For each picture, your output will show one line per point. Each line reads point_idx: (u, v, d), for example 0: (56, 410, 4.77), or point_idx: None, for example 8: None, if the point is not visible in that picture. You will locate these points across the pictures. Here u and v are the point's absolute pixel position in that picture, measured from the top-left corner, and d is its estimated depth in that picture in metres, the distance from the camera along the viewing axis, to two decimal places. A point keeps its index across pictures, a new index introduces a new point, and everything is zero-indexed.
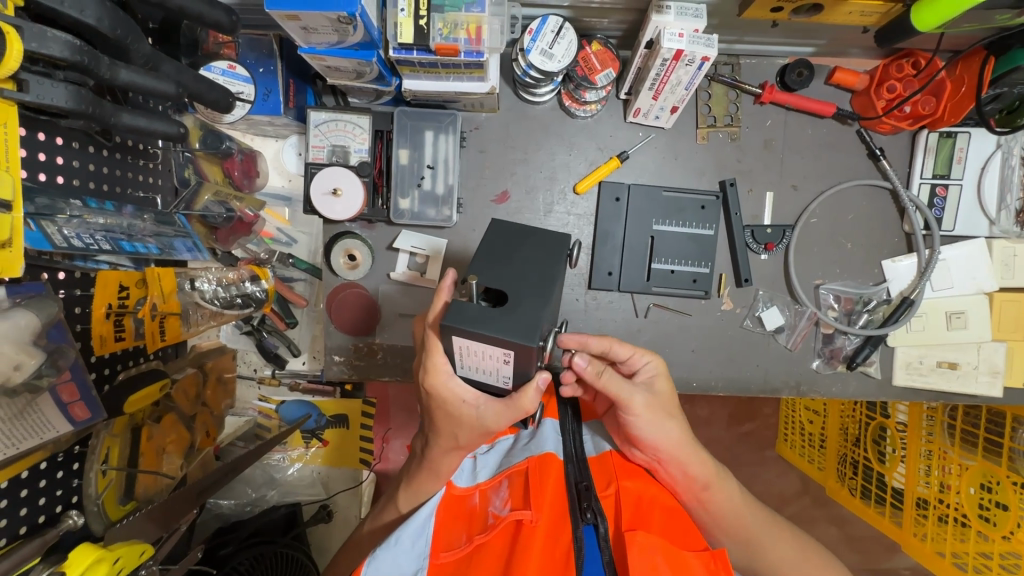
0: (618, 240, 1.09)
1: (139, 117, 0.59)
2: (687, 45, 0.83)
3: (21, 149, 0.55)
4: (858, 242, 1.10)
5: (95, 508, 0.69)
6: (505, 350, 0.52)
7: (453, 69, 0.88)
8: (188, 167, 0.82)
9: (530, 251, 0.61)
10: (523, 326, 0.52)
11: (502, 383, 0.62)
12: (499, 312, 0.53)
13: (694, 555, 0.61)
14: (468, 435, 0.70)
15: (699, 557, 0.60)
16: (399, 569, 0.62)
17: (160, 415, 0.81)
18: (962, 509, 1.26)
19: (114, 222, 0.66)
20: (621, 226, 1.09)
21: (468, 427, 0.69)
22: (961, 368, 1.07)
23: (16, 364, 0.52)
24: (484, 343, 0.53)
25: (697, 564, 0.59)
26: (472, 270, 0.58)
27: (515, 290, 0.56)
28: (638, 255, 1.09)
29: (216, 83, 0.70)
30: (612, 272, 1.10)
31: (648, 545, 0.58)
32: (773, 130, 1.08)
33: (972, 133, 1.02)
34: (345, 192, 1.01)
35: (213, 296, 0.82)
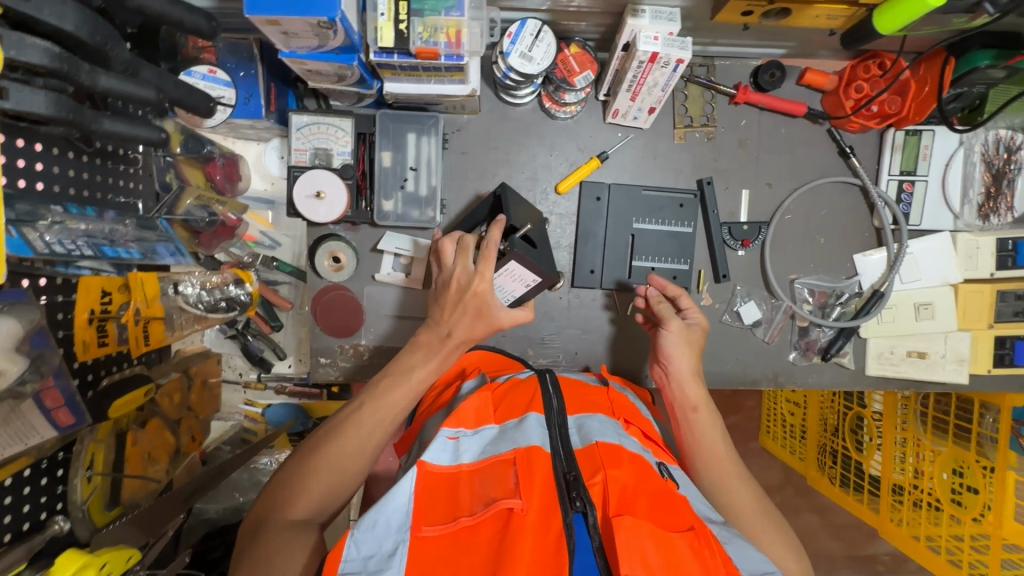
0: (600, 238, 1.11)
1: (120, 123, 0.59)
2: (662, 48, 0.86)
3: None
4: (829, 237, 1.13)
5: (80, 514, 0.70)
6: (537, 277, 0.95)
7: (433, 73, 0.89)
8: (168, 172, 0.82)
9: (523, 210, 1.03)
10: (547, 264, 1.00)
11: (507, 298, 0.99)
12: (535, 252, 0.97)
13: (679, 535, 0.64)
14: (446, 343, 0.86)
15: (683, 535, 0.64)
16: (380, 543, 0.66)
17: (145, 420, 0.80)
18: (936, 494, 1.35)
19: (94, 228, 0.65)
20: (602, 226, 1.11)
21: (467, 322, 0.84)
22: (930, 357, 1.11)
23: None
24: (527, 271, 0.93)
25: (681, 543, 0.63)
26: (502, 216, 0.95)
27: (534, 240, 0.99)
28: (620, 253, 1.11)
29: (194, 88, 0.70)
30: (594, 271, 1.12)
31: (636, 526, 0.63)
32: (748, 130, 1.11)
33: (936, 131, 1.06)
34: (329, 195, 1.01)
35: (197, 299, 0.82)
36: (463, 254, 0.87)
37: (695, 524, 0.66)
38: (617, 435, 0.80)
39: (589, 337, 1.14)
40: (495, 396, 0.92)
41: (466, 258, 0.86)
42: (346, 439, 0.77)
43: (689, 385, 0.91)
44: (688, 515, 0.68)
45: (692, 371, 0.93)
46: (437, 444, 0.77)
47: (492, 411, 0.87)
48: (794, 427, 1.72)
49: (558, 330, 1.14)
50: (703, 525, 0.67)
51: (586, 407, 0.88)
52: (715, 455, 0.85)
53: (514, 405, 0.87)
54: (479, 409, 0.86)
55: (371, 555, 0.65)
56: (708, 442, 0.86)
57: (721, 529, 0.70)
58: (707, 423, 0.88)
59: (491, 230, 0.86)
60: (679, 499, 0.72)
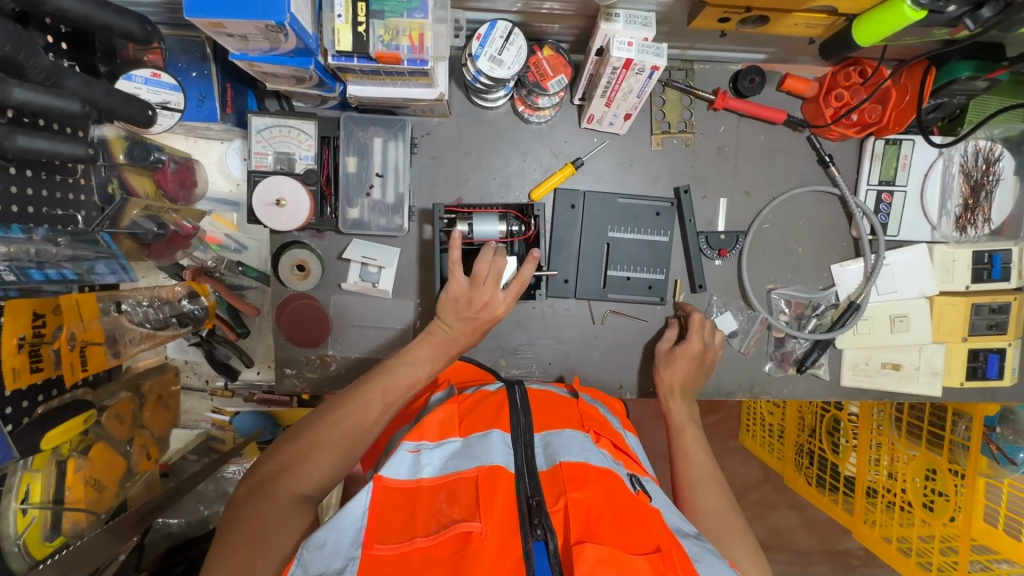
0: (574, 247, 1.08)
1: (37, 139, 0.55)
2: (636, 54, 0.83)
3: None
4: (807, 247, 1.12)
5: (14, 549, 0.66)
6: None
7: (397, 77, 0.85)
8: (111, 181, 0.76)
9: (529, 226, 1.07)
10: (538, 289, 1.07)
11: None
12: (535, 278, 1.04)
13: (642, 557, 0.62)
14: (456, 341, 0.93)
15: (647, 559, 0.62)
16: (329, 562, 0.62)
17: (89, 446, 0.77)
18: (908, 496, 1.37)
19: (19, 250, 0.62)
20: (577, 234, 1.08)
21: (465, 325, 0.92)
22: (904, 369, 1.10)
23: None
24: None
25: (645, 566, 0.61)
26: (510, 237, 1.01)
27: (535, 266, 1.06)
28: (594, 262, 1.08)
29: (131, 96, 0.65)
30: (568, 280, 1.09)
31: (597, 554, 0.61)
32: (726, 136, 1.08)
33: (915, 141, 1.05)
34: (290, 202, 0.96)
35: (144, 318, 0.83)
36: (493, 279, 0.92)
37: (661, 545, 0.64)
38: (582, 450, 0.78)
39: (563, 347, 1.12)
40: (461, 408, 0.89)
41: (496, 285, 0.92)
42: (359, 415, 0.78)
43: (677, 406, 0.98)
44: (654, 537, 0.65)
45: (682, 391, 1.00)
46: (397, 458, 0.75)
47: (457, 424, 0.84)
48: (772, 427, 1.72)
49: (531, 339, 1.12)
50: (670, 547, 0.64)
51: (553, 423, 0.85)
52: (690, 469, 0.87)
53: (479, 419, 0.84)
54: (443, 422, 0.84)
55: (319, 574, 0.61)
56: (690, 455, 0.89)
57: (693, 545, 0.68)
58: (694, 442, 0.91)
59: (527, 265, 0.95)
60: (653, 511, 0.71)
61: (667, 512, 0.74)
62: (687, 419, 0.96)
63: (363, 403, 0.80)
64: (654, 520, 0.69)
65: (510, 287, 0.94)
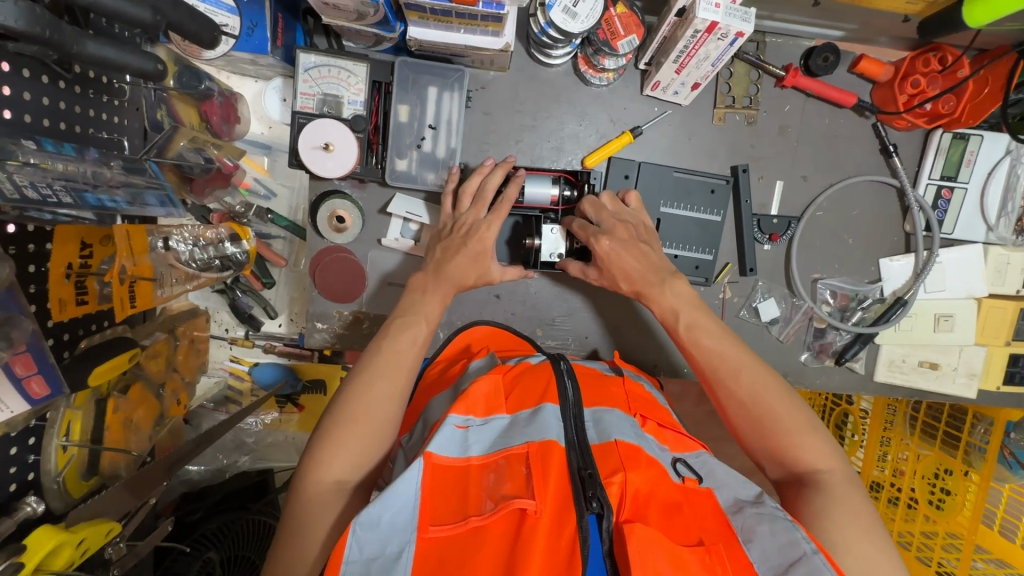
0: None
1: (106, 47, 0.50)
2: (722, 17, 0.77)
3: None
4: (858, 239, 1.09)
5: (54, 487, 0.65)
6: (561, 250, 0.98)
7: (466, 20, 0.80)
8: (160, 108, 0.72)
9: None
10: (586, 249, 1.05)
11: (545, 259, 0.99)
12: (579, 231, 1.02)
13: (691, 550, 0.61)
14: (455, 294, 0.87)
15: (695, 552, 0.61)
16: (384, 544, 0.63)
17: (128, 385, 0.74)
18: (915, 493, 1.38)
19: (75, 169, 0.57)
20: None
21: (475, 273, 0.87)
22: (941, 369, 1.09)
23: None
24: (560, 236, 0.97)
25: (694, 560, 0.60)
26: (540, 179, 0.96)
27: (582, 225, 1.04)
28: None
29: (198, 13, 0.60)
30: None
31: (648, 537, 0.60)
32: (791, 116, 1.04)
33: (984, 136, 1.01)
34: (338, 147, 0.91)
35: (189, 257, 0.79)
36: (477, 199, 0.89)
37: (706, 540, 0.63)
38: (635, 435, 0.76)
39: (600, 322, 1.10)
40: (505, 380, 0.86)
41: (482, 206, 0.88)
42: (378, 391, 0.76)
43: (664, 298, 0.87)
44: (698, 528, 0.66)
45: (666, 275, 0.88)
46: (445, 433, 0.72)
47: (504, 398, 0.82)
48: None
49: (570, 312, 1.09)
50: (712, 540, 0.65)
51: (600, 401, 0.83)
52: (711, 366, 0.82)
53: (527, 393, 0.82)
54: (490, 394, 0.81)
55: (374, 557, 0.62)
56: (709, 349, 0.83)
57: (745, 519, 0.68)
58: (712, 341, 0.83)
59: (510, 186, 0.89)
60: (701, 499, 0.70)
61: (721, 488, 0.73)
62: (682, 301, 0.86)
63: (373, 383, 0.77)
64: (707, 508, 0.69)
65: (496, 208, 0.88)
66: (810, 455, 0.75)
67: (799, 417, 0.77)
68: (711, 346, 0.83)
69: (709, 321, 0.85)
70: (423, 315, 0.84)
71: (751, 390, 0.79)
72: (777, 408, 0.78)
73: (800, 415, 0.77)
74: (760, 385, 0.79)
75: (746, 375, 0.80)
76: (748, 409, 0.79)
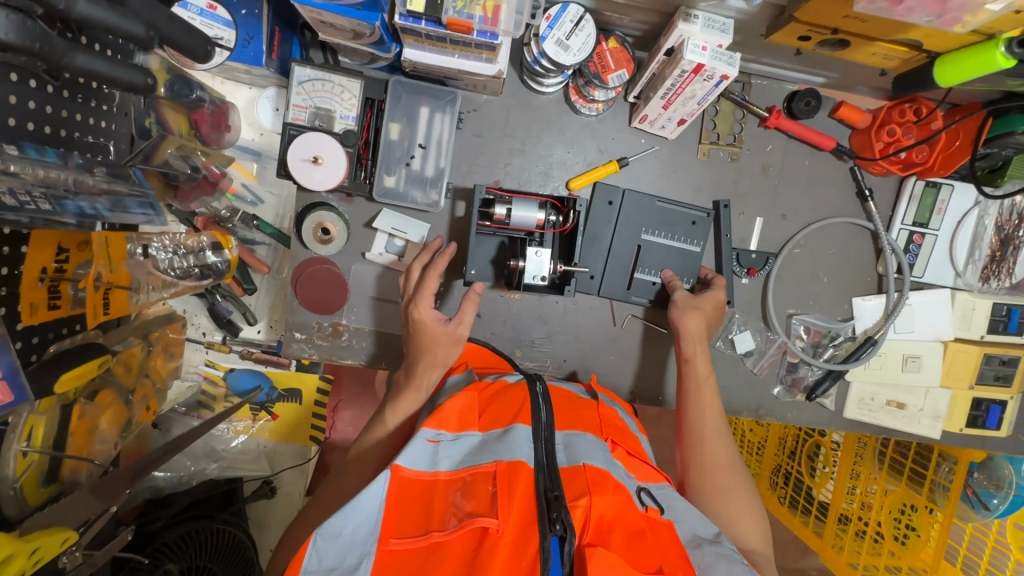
0: (604, 245, 1.05)
1: (97, 60, 0.50)
2: (708, 60, 0.80)
3: None
4: (833, 277, 1.12)
5: (10, 493, 0.63)
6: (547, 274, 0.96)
7: (461, 46, 0.82)
8: (149, 115, 0.74)
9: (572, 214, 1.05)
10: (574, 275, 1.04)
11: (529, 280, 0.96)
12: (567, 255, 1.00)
13: None
14: (456, 355, 0.92)
15: None
16: (343, 556, 0.62)
17: (96, 391, 0.74)
18: (881, 528, 1.40)
19: (55, 175, 0.56)
20: (609, 231, 1.05)
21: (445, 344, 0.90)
22: (908, 409, 1.12)
23: None
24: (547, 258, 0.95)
25: None
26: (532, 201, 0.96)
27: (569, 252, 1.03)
28: (621, 263, 1.06)
29: (195, 28, 0.60)
30: (594, 277, 1.06)
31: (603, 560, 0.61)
32: (773, 156, 1.07)
33: (955, 187, 1.05)
34: (327, 161, 0.92)
35: (169, 266, 0.80)
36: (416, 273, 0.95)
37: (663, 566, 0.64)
38: (604, 460, 0.76)
39: (579, 346, 1.11)
40: (481, 397, 0.86)
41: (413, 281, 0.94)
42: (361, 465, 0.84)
43: (691, 345, 0.97)
44: (658, 555, 0.66)
45: (699, 332, 0.98)
46: (415, 447, 0.73)
47: (477, 416, 0.82)
48: (752, 445, 1.78)
49: (550, 334, 1.10)
50: (672, 567, 0.65)
51: (574, 424, 0.84)
52: (700, 422, 0.92)
53: (500, 412, 0.82)
54: (463, 410, 0.82)
55: (333, 567, 0.61)
56: (703, 403, 0.93)
57: (704, 555, 0.69)
58: (707, 397, 0.94)
59: (438, 258, 0.92)
60: (662, 527, 0.72)
61: (682, 521, 0.75)
62: (700, 327, 0.98)
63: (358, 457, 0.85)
64: (667, 538, 0.70)
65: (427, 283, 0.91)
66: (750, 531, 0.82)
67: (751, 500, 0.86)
68: (704, 400, 0.93)
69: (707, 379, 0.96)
70: (410, 388, 0.90)
71: (725, 453, 0.89)
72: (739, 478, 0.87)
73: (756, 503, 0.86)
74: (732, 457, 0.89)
75: (725, 441, 0.90)
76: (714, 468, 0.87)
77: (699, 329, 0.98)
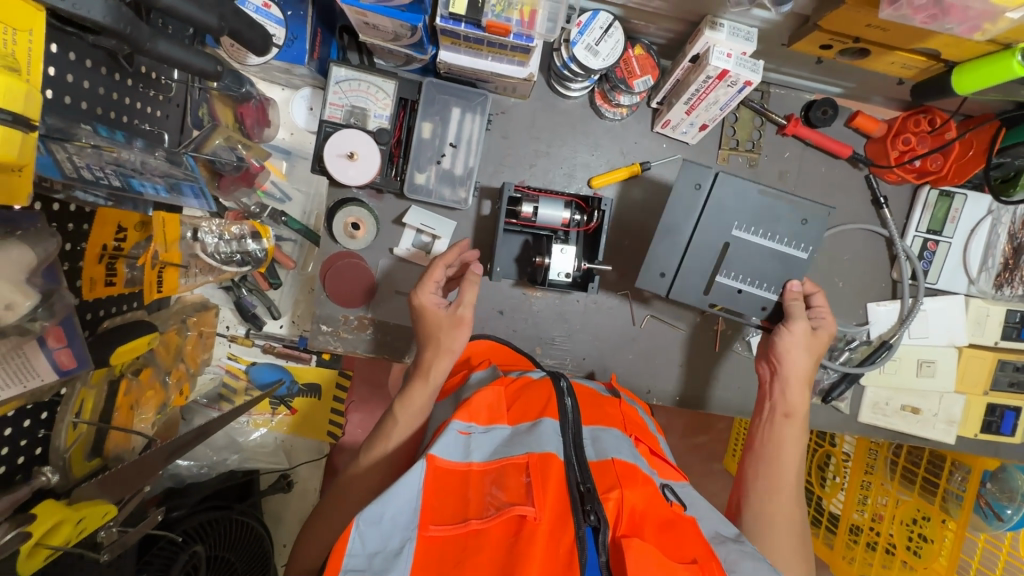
0: (683, 237, 0.94)
1: (174, 47, 0.54)
2: (733, 66, 0.83)
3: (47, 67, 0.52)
4: (848, 282, 1.14)
5: (62, 462, 0.66)
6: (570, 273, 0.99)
7: (496, 49, 0.85)
8: (202, 107, 0.79)
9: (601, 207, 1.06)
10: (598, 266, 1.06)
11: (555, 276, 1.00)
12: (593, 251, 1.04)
13: (682, 565, 0.63)
14: (462, 339, 0.91)
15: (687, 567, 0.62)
16: (386, 539, 0.65)
17: (140, 368, 0.78)
18: (893, 539, 1.39)
19: (122, 155, 0.61)
20: (691, 223, 0.94)
21: (447, 331, 0.90)
22: (922, 414, 1.13)
23: (9, 302, 0.52)
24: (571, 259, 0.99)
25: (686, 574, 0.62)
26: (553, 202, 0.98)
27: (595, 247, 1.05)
28: (704, 260, 0.95)
29: (256, 23, 0.65)
30: (665, 274, 0.95)
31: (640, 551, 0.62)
32: (790, 162, 1.10)
33: (968, 196, 1.08)
34: (362, 157, 0.95)
35: (214, 249, 0.83)
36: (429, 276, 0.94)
37: (697, 557, 0.65)
38: (632, 454, 0.78)
39: (598, 344, 1.13)
40: (508, 391, 0.88)
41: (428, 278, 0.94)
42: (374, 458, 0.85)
43: (797, 391, 0.94)
44: (692, 546, 0.66)
45: (805, 378, 0.94)
46: (447, 439, 0.75)
47: (505, 410, 0.84)
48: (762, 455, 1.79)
49: (570, 332, 1.12)
50: (706, 558, 0.65)
51: (599, 419, 0.86)
52: (783, 478, 0.88)
53: (529, 406, 0.84)
54: (492, 405, 0.84)
55: (377, 551, 0.64)
56: (783, 454, 0.90)
57: (728, 551, 0.69)
58: (789, 448, 0.91)
59: (444, 253, 0.96)
60: (688, 522, 0.72)
61: (703, 518, 0.76)
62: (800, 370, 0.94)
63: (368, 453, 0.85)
64: (692, 532, 0.70)
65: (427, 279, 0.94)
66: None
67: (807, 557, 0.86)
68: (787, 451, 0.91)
69: (790, 429, 0.92)
70: (420, 382, 0.88)
71: (794, 510, 0.87)
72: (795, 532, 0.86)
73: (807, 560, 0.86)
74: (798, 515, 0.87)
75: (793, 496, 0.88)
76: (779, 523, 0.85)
77: (806, 374, 0.94)
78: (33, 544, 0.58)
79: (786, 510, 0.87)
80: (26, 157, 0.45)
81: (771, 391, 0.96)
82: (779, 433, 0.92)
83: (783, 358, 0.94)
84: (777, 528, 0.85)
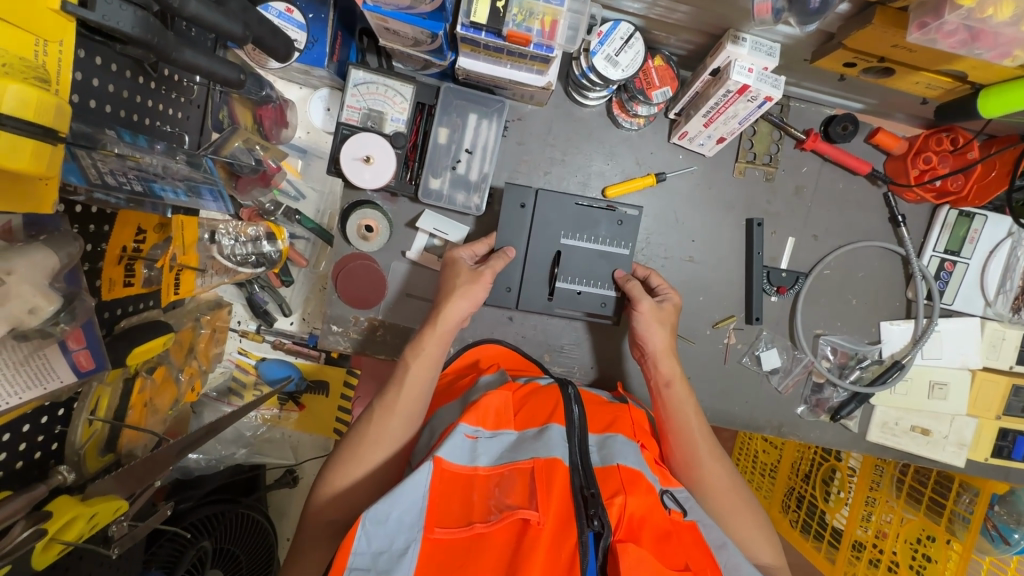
0: (520, 252, 1.00)
1: (199, 55, 0.56)
2: (754, 81, 0.82)
3: (76, 74, 0.53)
4: (862, 300, 1.13)
5: (76, 458, 0.68)
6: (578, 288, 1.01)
7: (516, 58, 0.85)
8: (224, 109, 0.84)
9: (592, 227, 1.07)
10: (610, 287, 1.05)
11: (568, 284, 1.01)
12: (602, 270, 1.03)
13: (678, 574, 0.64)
14: (480, 294, 0.92)
15: None
16: (391, 540, 0.66)
17: (154, 368, 0.80)
18: (896, 556, 1.35)
19: (146, 160, 0.63)
20: (524, 237, 0.99)
21: (462, 302, 0.90)
22: (932, 436, 1.12)
23: (33, 307, 0.53)
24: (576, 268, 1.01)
25: None
26: (554, 211, 0.99)
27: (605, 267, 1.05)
28: (540, 270, 1.00)
29: (279, 31, 0.67)
30: (511, 289, 1.01)
31: (637, 560, 0.62)
32: (807, 177, 1.09)
33: (988, 217, 1.06)
34: (377, 160, 0.96)
35: (230, 252, 0.88)
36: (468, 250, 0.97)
37: (689, 564, 0.67)
38: (639, 460, 0.78)
39: (606, 353, 1.12)
40: (515, 397, 0.88)
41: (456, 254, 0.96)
42: (380, 432, 0.84)
43: (664, 362, 0.95)
44: (684, 555, 0.68)
45: (668, 347, 0.95)
46: (454, 441, 0.74)
47: (512, 415, 0.84)
48: (764, 465, 1.77)
49: (579, 341, 1.12)
50: (697, 567, 0.68)
51: (607, 427, 0.85)
52: (696, 447, 0.90)
53: (535, 412, 0.84)
54: (500, 409, 0.83)
55: (381, 551, 0.65)
56: (691, 427, 0.92)
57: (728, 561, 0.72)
58: (692, 419, 0.92)
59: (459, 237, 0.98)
60: (686, 531, 0.73)
61: (705, 524, 0.77)
62: (660, 346, 0.95)
63: (371, 427, 0.84)
64: (691, 539, 0.72)
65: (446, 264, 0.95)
66: (767, 550, 0.87)
67: (762, 518, 0.90)
68: (694, 425, 0.92)
69: (692, 403, 0.94)
70: (431, 331, 0.89)
71: (729, 479, 0.90)
72: (742, 498, 0.90)
73: (766, 522, 0.90)
74: (736, 481, 0.91)
75: (725, 461, 0.91)
76: (724, 495, 0.89)
77: (668, 344, 0.95)
78: (47, 540, 0.60)
79: (720, 482, 0.89)
80: (53, 169, 0.46)
81: (647, 367, 0.98)
82: (674, 400, 0.93)
83: (643, 338, 0.96)
84: (721, 503, 0.88)
